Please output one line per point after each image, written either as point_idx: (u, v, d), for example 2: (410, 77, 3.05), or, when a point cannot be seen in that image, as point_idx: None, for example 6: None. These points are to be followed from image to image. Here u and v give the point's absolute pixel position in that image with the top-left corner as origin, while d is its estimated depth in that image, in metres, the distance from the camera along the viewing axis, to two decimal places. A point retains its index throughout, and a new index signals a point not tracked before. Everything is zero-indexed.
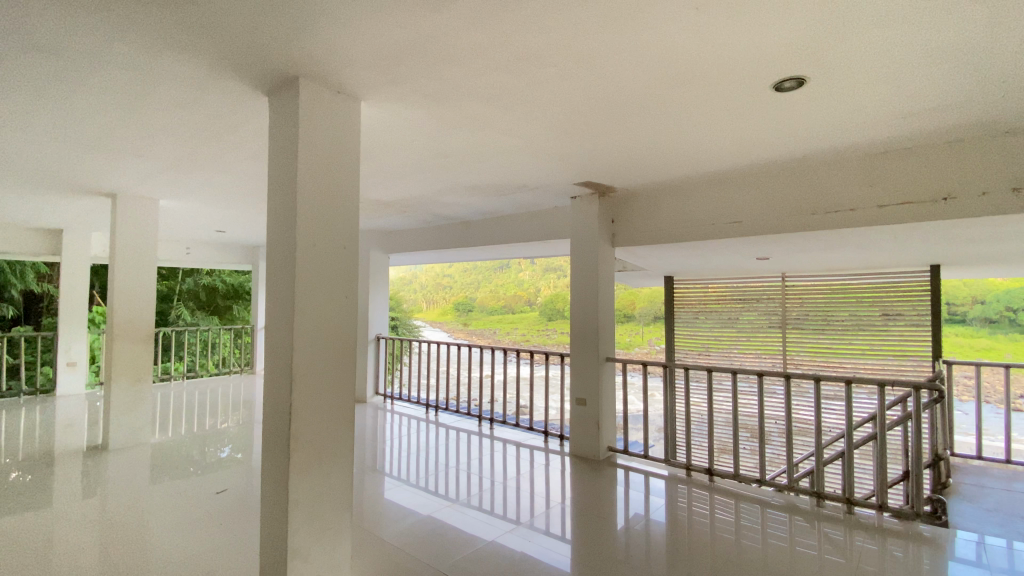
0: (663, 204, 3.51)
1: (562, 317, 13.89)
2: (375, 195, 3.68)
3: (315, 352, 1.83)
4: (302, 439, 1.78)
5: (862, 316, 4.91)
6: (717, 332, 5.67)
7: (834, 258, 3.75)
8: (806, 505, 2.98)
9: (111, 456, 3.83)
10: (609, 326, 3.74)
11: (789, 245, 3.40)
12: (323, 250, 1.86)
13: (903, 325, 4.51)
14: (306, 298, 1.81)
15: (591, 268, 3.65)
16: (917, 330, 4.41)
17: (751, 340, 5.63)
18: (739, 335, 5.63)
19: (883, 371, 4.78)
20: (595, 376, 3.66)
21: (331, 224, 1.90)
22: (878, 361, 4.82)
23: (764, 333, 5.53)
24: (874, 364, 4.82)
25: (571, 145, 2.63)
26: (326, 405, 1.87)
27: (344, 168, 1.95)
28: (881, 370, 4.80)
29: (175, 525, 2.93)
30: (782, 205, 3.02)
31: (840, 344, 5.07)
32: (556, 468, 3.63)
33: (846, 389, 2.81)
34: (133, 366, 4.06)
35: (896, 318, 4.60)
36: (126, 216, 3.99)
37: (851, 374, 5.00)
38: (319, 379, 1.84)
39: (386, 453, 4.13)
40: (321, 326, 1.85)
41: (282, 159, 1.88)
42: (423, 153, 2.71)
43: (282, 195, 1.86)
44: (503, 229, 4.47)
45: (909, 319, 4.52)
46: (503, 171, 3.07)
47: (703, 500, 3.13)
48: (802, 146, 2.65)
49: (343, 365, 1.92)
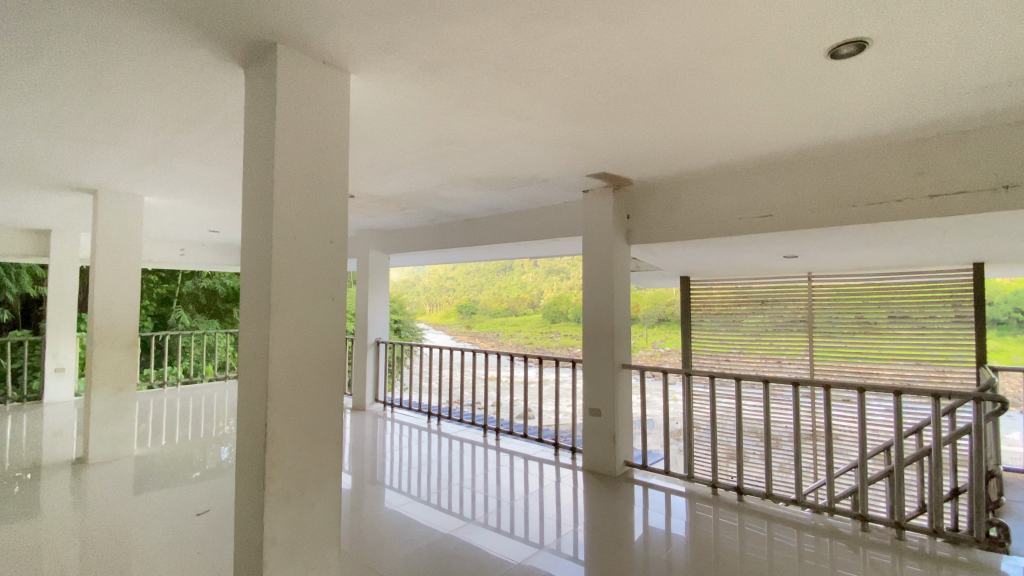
0: (683, 197, 3.24)
1: (565, 319, 13.62)
2: (371, 190, 3.43)
3: (297, 363, 1.57)
4: (281, 466, 1.52)
5: (900, 316, 4.56)
6: (720, 334, 5.43)
7: (866, 255, 3.46)
8: (846, 529, 2.69)
9: (91, 469, 3.56)
10: (625, 330, 3.45)
11: (821, 241, 3.12)
12: (306, 244, 1.61)
13: (949, 328, 4.18)
14: (285, 301, 1.54)
15: (606, 267, 3.37)
16: (958, 335, 4.13)
17: (757, 344, 5.32)
18: (744, 338, 5.36)
19: (892, 373, 4.63)
20: (610, 385, 3.37)
21: (315, 214, 1.63)
22: (909, 364, 4.53)
23: (767, 335, 5.28)
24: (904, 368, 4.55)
25: (587, 128, 2.36)
26: (311, 424, 1.61)
27: (330, 150, 1.69)
28: (903, 376, 4.57)
29: (155, 542, 2.67)
30: (818, 196, 2.75)
31: (861, 347, 4.75)
32: (568, 484, 3.35)
33: (895, 398, 2.52)
34: (116, 373, 3.79)
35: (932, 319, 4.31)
36: (108, 214, 3.74)
37: (867, 380, 4.70)
38: (302, 394, 1.58)
39: (384, 466, 3.85)
40: (302, 334, 1.59)
41: (259, 137, 1.62)
42: (423, 139, 2.44)
43: (258, 180, 1.60)
44: (510, 226, 4.21)
45: (953, 321, 4.17)
46: (510, 161, 2.81)
47: (731, 521, 2.85)
48: (846, 127, 2.38)
49: (330, 379, 1.66)
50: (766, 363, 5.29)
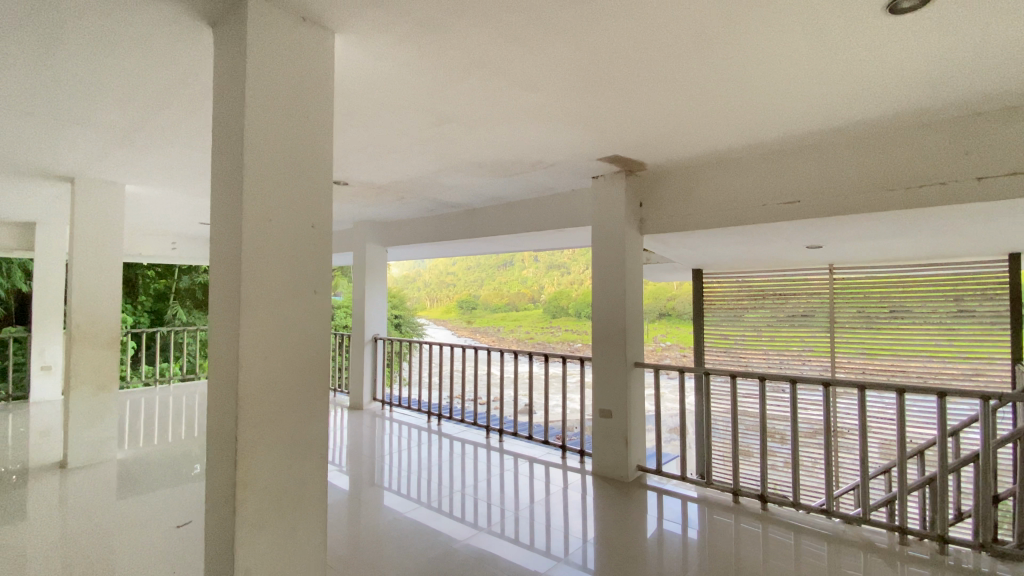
0: (701, 182, 3.01)
1: (565, 314, 13.34)
2: (366, 176, 3.21)
3: (272, 367, 1.35)
4: (255, 486, 1.31)
5: (925, 312, 4.35)
6: (721, 327, 5.32)
7: (896, 245, 3.23)
8: (882, 541, 2.48)
9: (70, 474, 3.35)
10: (637, 326, 3.24)
11: (849, 230, 2.90)
12: (285, 229, 1.39)
13: (980, 320, 3.99)
14: (259, 295, 1.33)
15: (617, 259, 3.16)
16: (961, 328, 4.11)
17: (765, 338, 5.16)
18: (746, 331, 5.21)
19: (893, 369, 4.50)
20: (623, 383, 3.16)
21: (294, 194, 1.42)
22: (936, 363, 4.32)
23: (777, 329, 5.11)
24: (930, 367, 4.34)
25: (601, 101, 2.13)
26: (291, 438, 1.39)
27: (311, 120, 1.47)
28: (910, 375, 4.43)
29: (127, 547, 2.48)
30: (851, 179, 2.53)
31: (873, 342, 4.59)
32: (578, 490, 3.15)
33: (937, 399, 2.30)
34: (96, 371, 3.58)
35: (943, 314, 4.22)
36: (86, 203, 3.53)
37: (893, 379, 4.50)
38: (279, 401, 1.37)
39: (383, 470, 3.64)
40: (278, 333, 1.37)
41: (228, 104, 1.40)
42: (419, 115, 2.22)
43: (228, 153, 1.38)
44: (515, 216, 3.99)
45: (985, 313, 3.99)
46: (515, 142, 2.58)
47: (754, 531, 2.64)
48: (888, 101, 2.14)
49: (312, 384, 1.45)
50: (784, 361, 5.09)
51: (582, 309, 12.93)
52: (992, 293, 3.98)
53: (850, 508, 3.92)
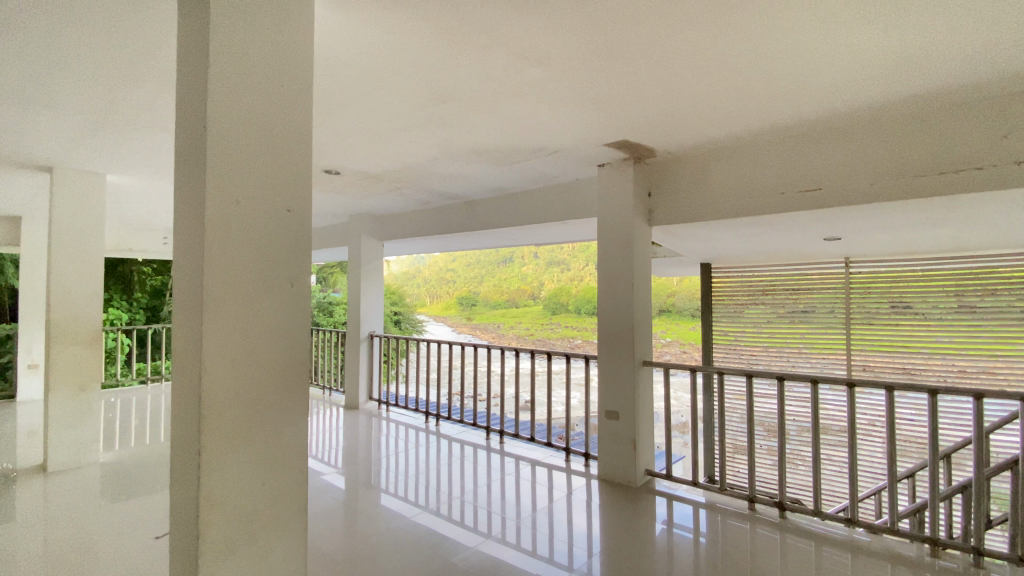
0: (714, 170, 2.84)
1: (566, 310, 13.15)
2: (358, 164, 3.04)
3: (242, 371, 1.19)
4: (222, 507, 1.15)
5: (935, 308, 4.25)
6: (719, 324, 5.20)
7: (917, 237, 3.07)
8: (911, 553, 2.31)
9: (48, 479, 3.18)
10: (645, 322, 3.07)
11: (870, 220, 2.74)
12: (257, 212, 1.22)
13: (992, 316, 3.99)
14: (225, 288, 1.16)
15: (625, 252, 2.98)
16: (972, 326, 4.10)
17: (772, 335, 5.00)
18: (745, 327, 5.08)
19: (895, 367, 4.45)
20: (630, 383, 2.99)
21: (268, 175, 1.25)
22: (942, 359, 4.27)
23: (780, 325, 4.96)
24: (936, 362, 4.29)
25: (610, 78, 1.95)
26: (265, 450, 1.23)
27: (287, 91, 1.29)
28: (917, 372, 4.36)
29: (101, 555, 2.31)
30: (876, 165, 2.37)
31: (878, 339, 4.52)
32: (582, 495, 2.98)
33: (974, 402, 2.14)
34: (78, 370, 3.41)
35: (948, 312, 4.19)
36: (64, 195, 3.36)
37: (902, 376, 4.40)
38: (249, 408, 1.20)
39: (379, 472, 3.47)
40: (249, 331, 1.20)
41: (191, 69, 1.22)
42: (412, 93, 2.04)
43: (190, 126, 1.21)
44: (515, 208, 3.82)
45: (996, 309, 3.99)
46: (516, 125, 2.41)
47: (773, 540, 2.47)
48: (921, 77, 1.97)
49: (289, 390, 1.28)
50: (796, 359, 4.92)
51: (582, 305, 12.78)
52: (993, 289, 4.00)
53: (875, 516, 3.76)
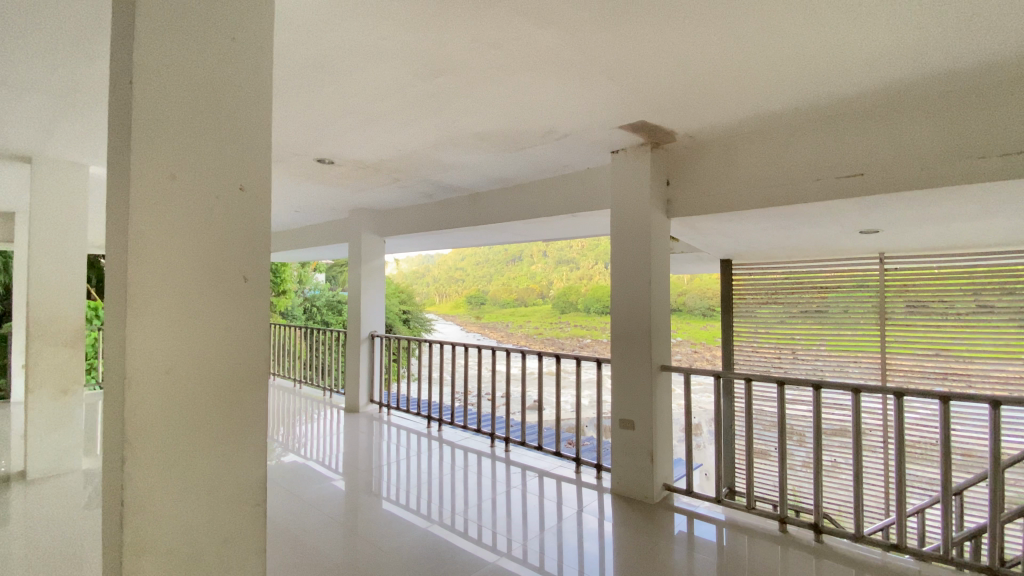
0: (740, 156, 2.58)
1: (575, 309, 12.87)
2: (353, 152, 2.83)
3: (178, 385, 0.97)
4: (154, 550, 0.93)
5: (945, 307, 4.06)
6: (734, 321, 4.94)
7: (962, 229, 2.79)
8: None
9: (26, 488, 3.00)
10: (663, 322, 2.83)
11: (913, 210, 2.47)
12: (202, 194, 1.00)
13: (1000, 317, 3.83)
14: (155, 284, 0.94)
15: (641, 246, 2.74)
16: (980, 326, 3.92)
17: (794, 335, 4.74)
18: (765, 325, 4.80)
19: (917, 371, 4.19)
20: (647, 388, 2.74)
21: (218, 150, 1.03)
22: (960, 362, 4.03)
23: (802, 322, 4.70)
24: (956, 365, 4.05)
25: (626, 44, 1.71)
26: (210, 480, 1.01)
27: (239, 49, 1.06)
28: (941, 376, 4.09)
29: (67, 569, 2.13)
30: (922, 147, 2.11)
31: (907, 341, 4.24)
32: (594, 509, 2.75)
33: None
34: (60, 372, 3.23)
35: (986, 312, 3.89)
36: (44, 187, 3.18)
37: (929, 381, 4.12)
38: (191, 430, 0.99)
39: (378, 480, 3.26)
40: (190, 338, 0.98)
41: (120, 20, 1.00)
42: (403, 65, 1.81)
43: (119, 85, 0.99)
44: (523, 200, 3.59)
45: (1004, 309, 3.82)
46: (522, 103, 2.17)
47: (807, 565, 2.20)
48: (987, 44, 1.71)
49: (242, 407, 1.06)
50: (824, 361, 4.63)
51: (592, 305, 12.50)
52: (1011, 288, 3.79)
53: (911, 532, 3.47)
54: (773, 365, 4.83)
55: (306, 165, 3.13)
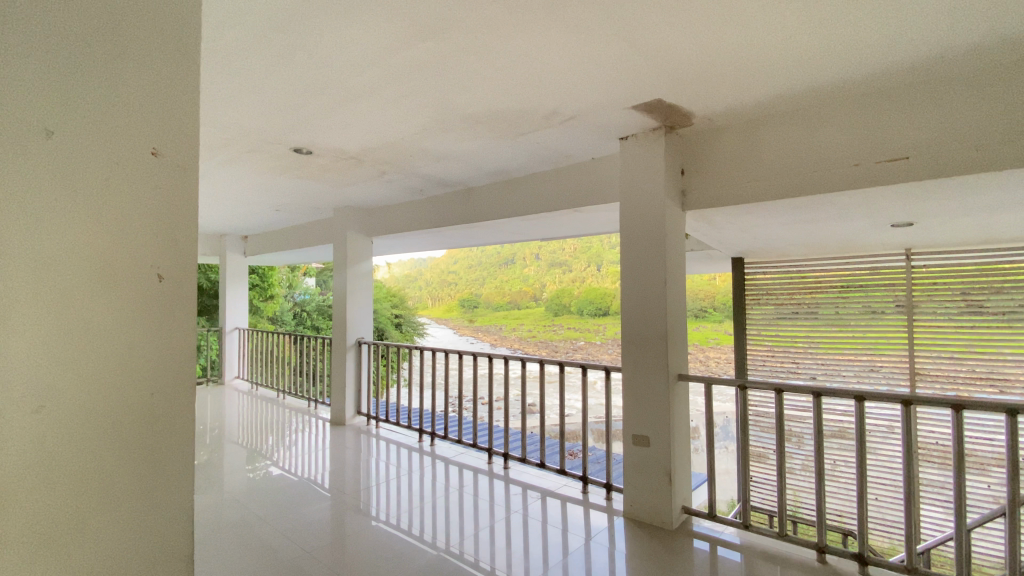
0: (765, 142, 2.33)
1: (568, 312, 12.52)
2: (333, 140, 2.55)
3: (55, 427, 0.68)
4: None
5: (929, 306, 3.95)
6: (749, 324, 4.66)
7: (1001, 220, 2.54)
8: None
9: None
10: (679, 325, 2.57)
11: (955, 198, 2.22)
12: (97, 160, 0.73)
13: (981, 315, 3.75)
14: (23, 285, 0.65)
15: (654, 241, 2.47)
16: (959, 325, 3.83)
17: (807, 339, 4.50)
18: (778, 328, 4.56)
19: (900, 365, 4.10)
20: (663, 399, 2.47)
21: (119, 105, 0.75)
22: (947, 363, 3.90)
23: (819, 325, 4.45)
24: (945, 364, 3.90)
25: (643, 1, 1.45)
26: (109, 558, 0.72)
27: None
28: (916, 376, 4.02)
29: None
30: (971, 127, 1.87)
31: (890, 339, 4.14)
32: (607, 535, 2.47)
33: None
34: None
35: (982, 310, 3.74)
36: None
37: (944, 386, 3.90)
38: (82, 488, 0.70)
39: (366, 498, 2.98)
40: (78, 361, 0.70)
41: None
42: (379, 27, 1.54)
43: None
44: (522, 195, 3.32)
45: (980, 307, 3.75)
46: (524, 76, 1.90)
47: None
48: None
49: (156, 452, 0.79)
50: (837, 364, 4.41)
51: (586, 308, 12.17)
52: (998, 287, 3.68)
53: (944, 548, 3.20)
54: (789, 372, 4.55)
55: (283, 156, 2.85)
